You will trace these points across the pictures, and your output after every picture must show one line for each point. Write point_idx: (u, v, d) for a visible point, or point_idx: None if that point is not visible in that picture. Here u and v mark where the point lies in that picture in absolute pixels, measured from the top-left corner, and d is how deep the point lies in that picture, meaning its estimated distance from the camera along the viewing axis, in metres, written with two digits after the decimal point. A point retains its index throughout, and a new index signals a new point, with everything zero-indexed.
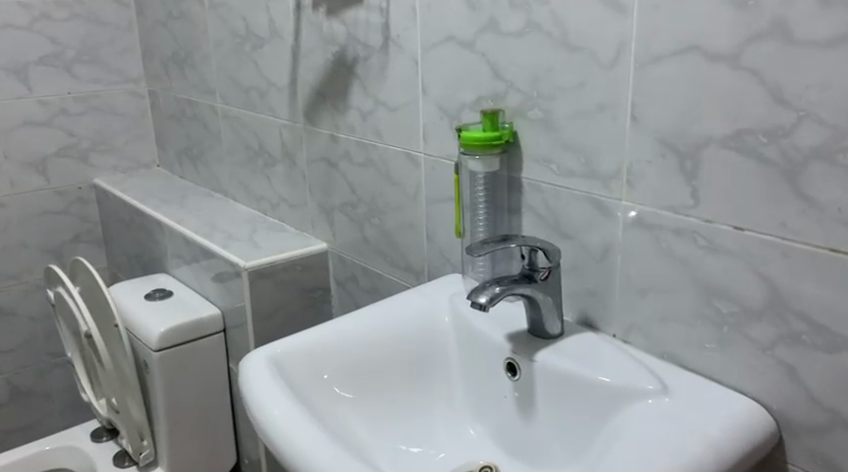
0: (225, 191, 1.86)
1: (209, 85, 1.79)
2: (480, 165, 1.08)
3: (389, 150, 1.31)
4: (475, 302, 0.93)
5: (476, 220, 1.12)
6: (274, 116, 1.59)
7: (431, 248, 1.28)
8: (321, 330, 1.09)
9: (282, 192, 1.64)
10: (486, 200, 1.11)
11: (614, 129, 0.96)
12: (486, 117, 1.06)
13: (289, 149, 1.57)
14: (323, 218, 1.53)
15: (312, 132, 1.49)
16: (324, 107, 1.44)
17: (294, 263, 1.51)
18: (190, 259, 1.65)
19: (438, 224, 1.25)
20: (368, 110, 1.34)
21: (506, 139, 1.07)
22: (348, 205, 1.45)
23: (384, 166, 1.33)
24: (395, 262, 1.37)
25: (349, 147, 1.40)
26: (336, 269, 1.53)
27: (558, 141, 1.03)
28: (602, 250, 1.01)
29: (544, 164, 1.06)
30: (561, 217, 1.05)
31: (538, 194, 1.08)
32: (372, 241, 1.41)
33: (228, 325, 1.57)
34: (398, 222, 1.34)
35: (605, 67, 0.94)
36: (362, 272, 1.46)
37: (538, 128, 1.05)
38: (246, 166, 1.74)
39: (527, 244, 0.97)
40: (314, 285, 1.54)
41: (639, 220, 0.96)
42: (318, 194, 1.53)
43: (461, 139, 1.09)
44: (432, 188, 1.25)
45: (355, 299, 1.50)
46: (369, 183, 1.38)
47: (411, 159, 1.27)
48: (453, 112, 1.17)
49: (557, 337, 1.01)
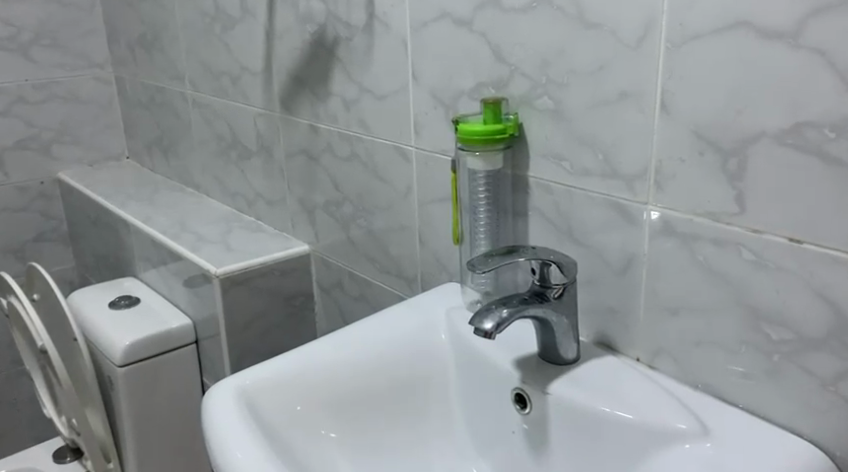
0: (198, 186, 1.70)
1: (178, 70, 1.63)
2: (479, 161, 0.94)
3: (376, 143, 1.16)
4: (479, 328, 0.78)
5: (478, 230, 0.97)
6: (249, 104, 1.44)
7: (425, 253, 1.14)
8: (298, 354, 0.96)
9: (260, 188, 1.49)
10: (490, 206, 0.96)
11: (639, 121, 0.81)
12: (487, 108, 0.92)
13: (266, 142, 1.42)
14: (304, 218, 1.38)
15: (290, 122, 1.34)
16: (303, 95, 1.29)
17: (272, 268, 1.36)
18: (159, 263, 1.50)
19: (433, 226, 1.11)
20: (351, 98, 1.19)
21: (510, 133, 0.93)
22: (331, 204, 1.30)
23: (371, 161, 1.18)
24: (385, 268, 1.23)
25: (331, 140, 1.25)
26: (319, 273, 1.38)
27: (571, 134, 0.88)
28: (624, 262, 0.87)
29: (555, 161, 0.91)
30: (574, 223, 0.91)
31: (549, 196, 0.93)
32: (359, 244, 1.26)
33: (201, 337, 1.42)
34: (388, 223, 1.19)
35: (629, 48, 0.80)
36: (348, 278, 1.31)
37: (547, 120, 0.90)
38: (219, 159, 1.59)
39: (538, 256, 0.83)
40: (295, 291, 1.40)
41: (668, 227, 0.82)
42: (298, 192, 1.38)
43: (458, 133, 0.94)
44: (425, 187, 1.10)
45: (342, 308, 1.35)
46: (354, 180, 1.23)
47: (401, 154, 1.12)
48: (448, 101, 1.02)
49: (572, 363, 0.87)
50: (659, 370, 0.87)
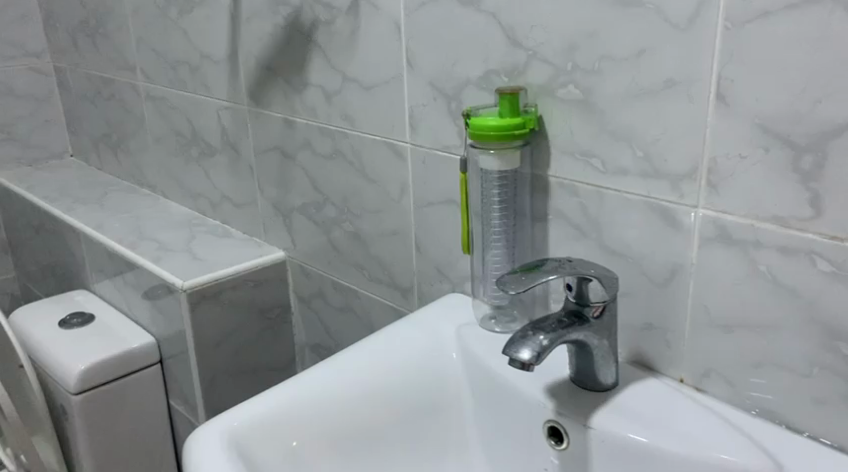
0: (153, 186, 1.55)
1: (127, 59, 1.47)
2: (495, 161, 0.83)
3: (364, 139, 1.04)
4: (516, 359, 0.67)
5: (494, 238, 0.87)
6: (211, 96, 1.30)
7: (423, 261, 1.02)
8: (293, 383, 0.83)
9: (225, 189, 1.35)
10: (507, 210, 0.85)
11: (689, 113, 0.70)
12: (503, 99, 0.80)
13: (231, 138, 1.28)
14: (277, 222, 1.25)
15: (261, 116, 1.20)
16: (275, 85, 1.15)
17: (245, 278, 1.23)
18: (114, 275, 1.35)
19: (433, 232, 0.99)
20: (333, 88, 1.05)
21: (531, 128, 0.81)
22: (310, 206, 1.17)
23: (357, 159, 1.06)
24: (375, 277, 1.11)
25: (309, 136, 1.12)
26: (297, 282, 1.26)
27: (602, 128, 0.77)
28: (667, 272, 0.77)
29: (581, 159, 0.80)
30: (605, 229, 0.80)
31: (575, 198, 0.82)
32: (344, 251, 1.14)
33: (166, 356, 1.28)
34: (378, 228, 1.07)
35: (678, 29, 0.69)
36: (332, 288, 1.19)
37: (573, 112, 0.79)
38: (177, 157, 1.44)
39: (578, 272, 0.71)
40: (271, 303, 1.27)
41: (723, 234, 0.71)
42: (270, 193, 1.24)
43: (470, 128, 0.83)
44: (422, 188, 0.98)
45: (325, 320, 1.23)
46: (337, 181, 1.11)
47: (394, 151, 1.00)
48: (451, 92, 0.90)
49: (611, 388, 0.77)
50: (708, 393, 0.77)
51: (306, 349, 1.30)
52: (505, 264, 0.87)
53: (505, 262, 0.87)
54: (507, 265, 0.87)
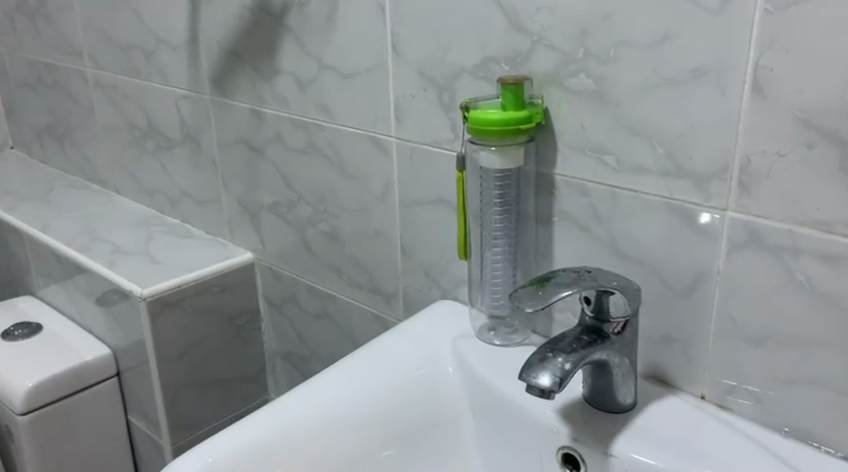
0: (105, 182, 1.44)
1: (74, 44, 1.35)
2: (497, 158, 0.75)
3: (342, 132, 0.95)
4: (535, 386, 0.60)
5: (494, 240, 0.80)
6: (168, 85, 1.19)
7: (409, 265, 0.94)
8: (273, 410, 0.75)
9: (185, 185, 1.25)
10: (508, 211, 0.79)
11: (720, 107, 0.63)
12: (506, 90, 0.73)
13: (192, 130, 1.18)
14: (245, 221, 1.15)
15: (225, 106, 1.10)
16: (241, 73, 1.05)
17: (210, 284, 1.13)
18: (64, 280, 1.24)
19: (421, 233, 0.91)
20: (307, 76, 0.96)
21: (537, 122, 0.74)
22: (281, 204, 1.08)
23: (335, 155, 0.97)
24: (355, 281, 1.02)
25: (281, 128, 1.03)
26: (268, 285, 1.17)
27: (618, 121, 0.70)
28: (689, 280, 0.70)
29: (592, 155, 0.73)
30: (618, 233, 0.73)
31: (584, 198, 0.75)
32: (320, 253, 1.05)
33: (124, 369, 1.18)
34: (358, 230, 0.98)
35: (710, 12, 0.62)
36: (306, 292, 1.11)
37: (584, 103, 0.72)
38: (131, 150, 1.33)
39: (600, 284, 0.63)
40: (238, 309, 1.17)
41: (756, 240, 0.65)
42: (236, 190, 1.15)
43: (469, 123, 0.75)
44: (409, 186, 0.90)
45: (298, 326, 1.15)
46: (312, 178, 1.02)
47: (376, 146, 0.91)
48: (444, 81, 0.82)
49: (630, 409, 0.70)
50: (734, 411, 0.71)
51: (277, 356, 1.21)
52: (506, 268, 0.81)
53: (507, 266, 0.81)
54: (508, 269, 0.81)
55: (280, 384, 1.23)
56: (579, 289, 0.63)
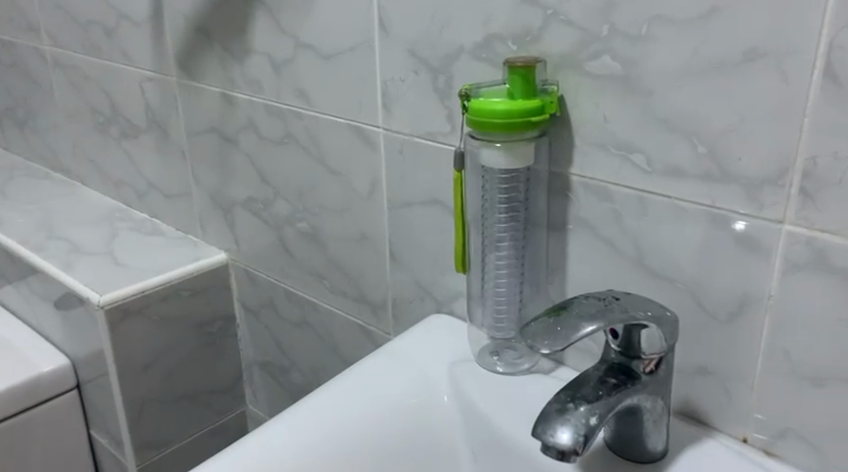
0: (68, 171, 1.31)
1: (29, 19, 1.22)
2: (502, 157, 0.63)
3: (323, 121, 0.83)
4: (554, 446, 0.48)
5: (498, 250, 0.69)
6: (130, 64, 1.06)
7: (400, 273, 0.82)
8: (235, 454, 0.63)
9: (153, 177, 1.12)
10: (515, 217, 0.67)
11: (780, 98, 0.52)
12: (514, 74, 0.61)
13: (158, 115, 1.06)
14: (216, 218, 1.03)
15: (192, 89, 0.98)
16: (209, 51, 0.93)
17: (179, 288, 1.01)
18: (18, 281, 1.12)
19: (413, 238, 0.79)
20: (282, 56, 0.84)
21: (549, 112, 0.62)
22: (256, 200, 0.96)
23: (315, 146, 0.85)
24: (339, 289, 0.90)
25: (254, 115, 0.91)
26: (243, 290, 1.05)
27: (649, 113, 0.58)
28: (732, 305, 0.58)
29: (617, 153, 0.61)
30: (646, 246, 0.62)
31: (606, 204, 0.63)
32: (299, 256, 0.93)
33: (84, 381, 1.06)
34: (342, 232, 0.87)
35: None
36: (284, 299, 0.99)
37: (608, 92, 0.60)
38: (95, 137, 1.21)
39: (631, 316, 0.52)
40: (211, 316, 1.06)
41: (820, 259, 0.53)
42: (207, 183, 1.02)
43: (469, 113, 0.63)
44: (399, 185, 0.78)
45: (277, 335, 1.03)
46: (290, 172, 0.90)
47: (362, 137, 0.80)
48: (440, 64, 0.70)
49: (660, 459, 0.59)
50: (783, 459, 0.60)
51: (255, 367, 1.09)
52: (510, 283, 0.69)
53: (512, 280, 0.69)
54: (514, 284, 0.69)
55: (258, 397, 1.11)
56: (605, 322, 0.51)
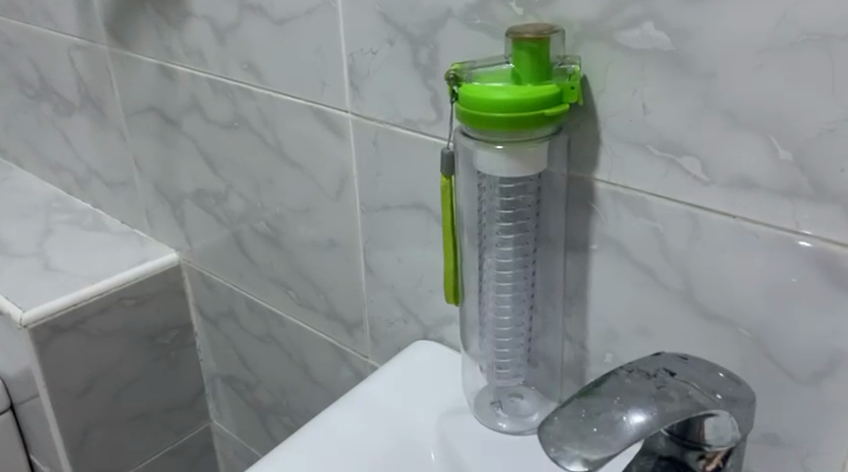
0: (4, 151, 1.14)
1: None
2: (506, 162, 0.47)
3: (278, 102, 0.66)
4: None
5: (498, 280, 0.53)
6: (55, 30, 0.89)
7: (376, 290, 0.66)
8: None
9: (91, 161, 0.96)
10: (523, 237, 0.52)
11: None
12: (521, 50, 0.45)
13: (91, 90, 0.89)
14: (162, 213, 0.87)
15: (126, 60, 0.81)
16: (139, 13, 0.75)
17: (121, 296, 0.85)
18: None
19: (391, 251, 0.63)
20: (225, 20, 0.67)
21: (569, 102, 0.46)
22: (206, 194, 0.79)
23: (270, 132, 0.69)
24: (307, 301, 0.74)
25: (197, 92, 0.74)
26: (202, 297, 0.88)
27: (709, 102, 0.43)
28: (819, 363, 0.44)
29: (662, 155, 0.46)
30: (698, 278, 0.47)
31: (645, 221, 0.48)
32: (260, 262, 0.77)
33: (18, 402, 0.91)
34: (308, 236, 0.70)
35: None
36: (245, 308, 0.81)
37: (650, 73, 0.44)
38: (27, 114, 1.04)
39: (695, 403, 0.37)
40: (163, 325, 0.90)
41: None
42: (149, 172, 0.86)
43: (461, 104, 0.47)
44: (375, 185, 0.62)
45: (238, 346, 0.85)
46: (243, 163, 0.73)
47: (327, 124, 0.63)
48: (423, 32, 0.54)
49: None
50: None
51: (217, 380, 0.92)
52: (515, 320, 0.54)
53: (517, 317, 0.54)
54: (520, 321, 0.54)
55: (223, 413, 0.94)
56: (663, 418, 0.36)
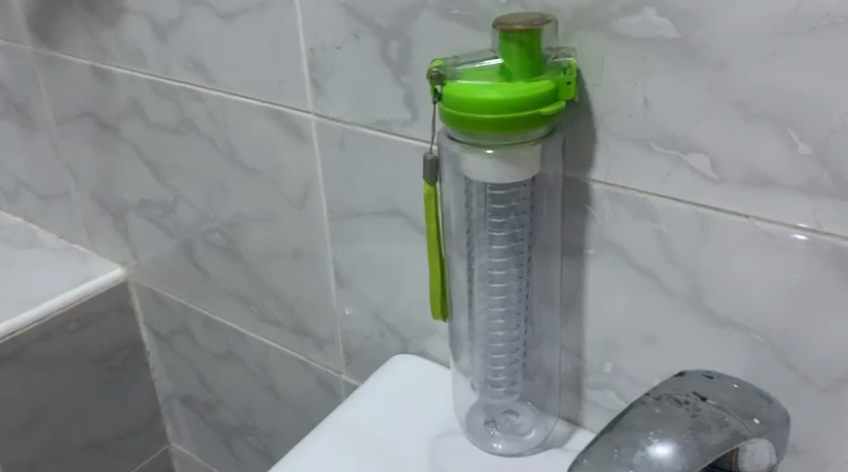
0: None
1: None
2: (498, 168, 0.43)
3: (230, 104, 0.61)
4: None
5: (490, 294, 0.48)
6: None
7: (349, 303, 0.61)
8: None
9: (20, 172, 0.88)
10: (516, 246, 0.47)
11: None
12: (509, 43, 0.41)
13: (15, 95, 0.81)
14: (103, 225, 0.80)
15: (53, 62, 0.73)
16: (67, 10, 0.68)
17: (64, 320, 0.78)
18: None
19: (365, 261, 0.58)
20: (166, 16, 0.61)
21: (563, 98, 0.42)
22: (152, 204, 0.73)
23: (222, 137, 0.63)
24: (271, 316, 0.68)
25: (137, 94, 0.67)
26: (152, 313, 0.81)
27: (720, 94, 0.39)
28: (841, 369, 0.41)
29: (666, 153, 0.42)
30: (707, 283, 0.44)
31: (647, 223, 0.44)
32: (216, 276, 0.71)
33: None
34: (269, 248, 0.65)
35: None
36: (201, 324, 0.76)
37: (651, 64, 0.41)
38: None
39: (734, 431, 0.33)
40: (112, 346, 0.83)
41: None
42: (86, 182, 0.79)
43: (446, 105, 0.42)
44: (343, 191, 0.57)
45: (195, 365, 0.80)
46: (192, 170, 0.67)
47: (286, 126, 0.58)
48: (394, 24, 0.49)
49: None
50: None
51: (174, 401, 0.86)
52: (508, 336, 0.49)
53: (511, 332, 0.49)
54: (514, 337, 0.49)
55: (182, 434, 0.89)
56: (705, 451, 0.33)
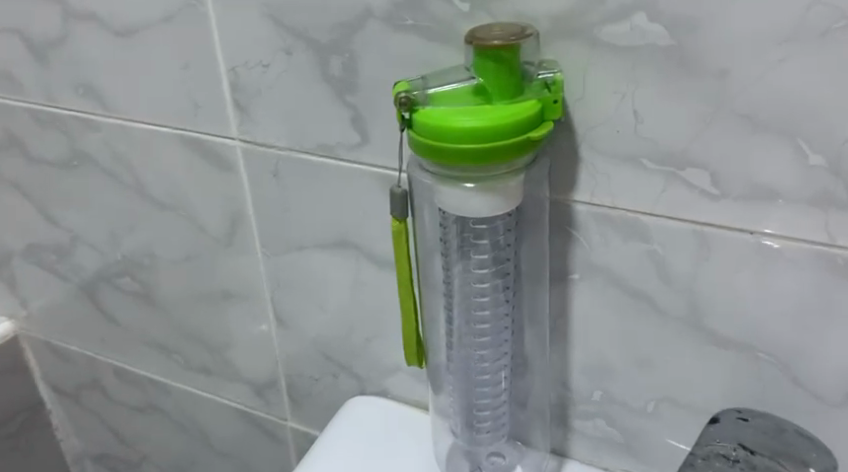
0: None
1: None
2: (482, 201, 0.38)
3: (133, 133, 0.53)
4: None
5: (474, 337, 0.43)
6: None
7: (293, 344, 0.55)
8: None
9: None
10: (503, 282, 0.42)
11: None
12: (488, 61, 0.36)
13: None
14: None
15: None
16: None
17: None
18: None
19: (311, 298, 0.52)
20: (44, 34, 0.52)
21: (549, 118, 0.37)
22: (42, 248, 0.63)
23: (127, 170, 0.55)
24: (199, 363, 0.61)
25: (13, 125, 0.58)
26: (51, 367, 0.72)
27: (720, 104, 0.36)
28: None
29: (661, 169, 0.39)
30: (707, 304, 0.41)
31: (639, 245, 0.41)
32: (129, 323, 0.63)
33: None
34: (192, 291, 0.58)
35: None
36: (114, 376, 0.67)
37: (642, 74, 0.37)
38: None
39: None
40: (6, 409, 0.73)
41: None
42: None
43: (417, 134, 0.37)
44: (280, 224, 0.51)
45: (109, 420, 0.71)
46: (92, 209, 0.59)
47: (206, 155, 0.51)
48: (334, 38, 0.43)
49: None
50: None
51: (86, 458, 0.77)
52: (494, 378, 0.45)
53: (497, 374, 0.44)
54: (500, 378, 0.45)
55: None
56: None
